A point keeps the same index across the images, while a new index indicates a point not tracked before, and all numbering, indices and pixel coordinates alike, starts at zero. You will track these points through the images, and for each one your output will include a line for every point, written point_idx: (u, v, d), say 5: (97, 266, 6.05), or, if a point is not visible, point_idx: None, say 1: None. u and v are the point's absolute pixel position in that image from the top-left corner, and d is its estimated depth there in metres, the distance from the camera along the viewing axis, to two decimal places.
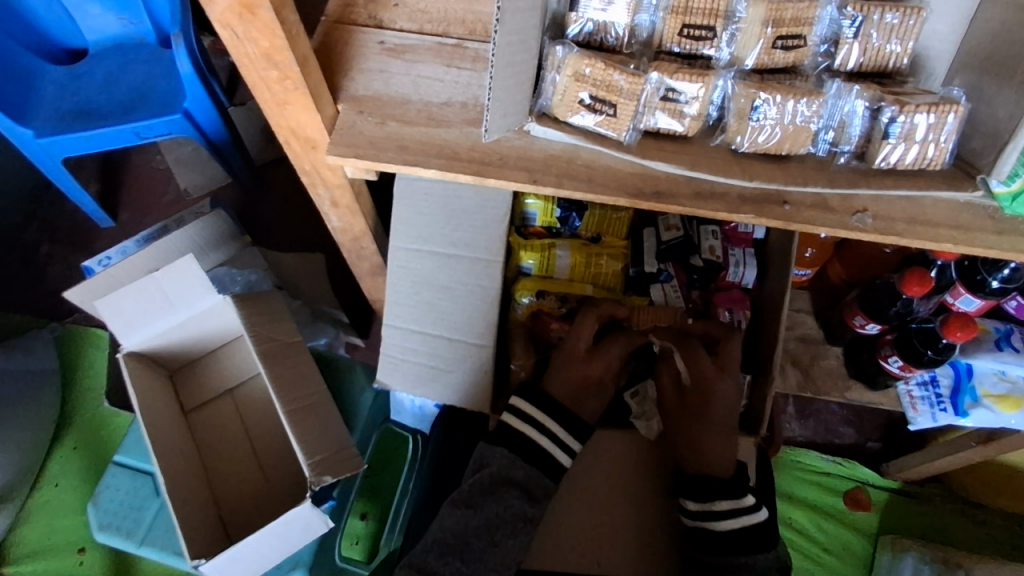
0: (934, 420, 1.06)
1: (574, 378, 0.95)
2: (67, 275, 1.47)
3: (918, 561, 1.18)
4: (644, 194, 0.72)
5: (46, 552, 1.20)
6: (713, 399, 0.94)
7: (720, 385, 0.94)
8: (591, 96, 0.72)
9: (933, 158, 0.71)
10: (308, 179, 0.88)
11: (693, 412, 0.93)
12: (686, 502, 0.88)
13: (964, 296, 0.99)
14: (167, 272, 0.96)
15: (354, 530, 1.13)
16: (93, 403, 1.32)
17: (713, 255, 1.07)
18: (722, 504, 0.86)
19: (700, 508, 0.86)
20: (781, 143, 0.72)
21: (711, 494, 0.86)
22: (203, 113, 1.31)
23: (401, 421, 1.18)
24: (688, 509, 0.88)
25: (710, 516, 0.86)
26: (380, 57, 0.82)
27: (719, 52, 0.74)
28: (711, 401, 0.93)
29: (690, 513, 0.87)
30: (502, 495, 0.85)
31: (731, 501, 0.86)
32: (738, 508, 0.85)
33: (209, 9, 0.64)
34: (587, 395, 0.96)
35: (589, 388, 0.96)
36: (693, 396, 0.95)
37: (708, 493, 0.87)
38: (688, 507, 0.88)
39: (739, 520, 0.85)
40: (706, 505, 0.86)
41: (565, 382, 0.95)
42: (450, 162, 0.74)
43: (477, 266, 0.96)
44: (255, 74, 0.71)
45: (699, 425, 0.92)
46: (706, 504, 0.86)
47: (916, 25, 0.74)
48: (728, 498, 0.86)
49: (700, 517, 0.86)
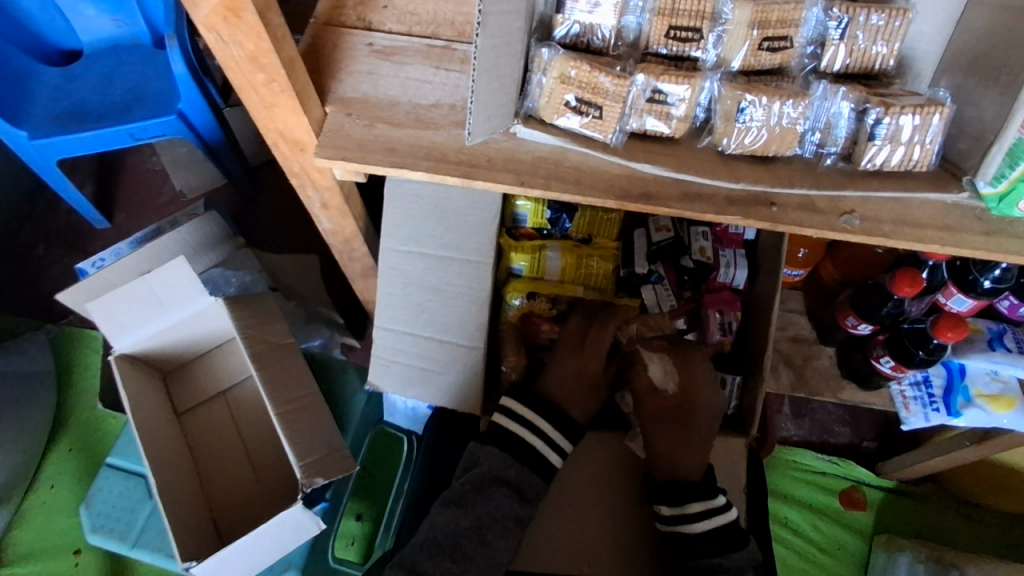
0: (926, 420, 1.06)
1: (574, 377, 0.97)
2: (62, 276, 1.47)
3: (912, 560, 1.19)
4: (632, 195, 0.72)
5: (41, 553, 1.20)
6: (698, 408, 0.97)
7: (705, 398, 0.98)
8: (577, 98, 0.72)
9: (920, 159, 0.71)
10: (297, 181, 0.88)
11: (671, 416, 0.96)
12: (660, 508, 0.88)
13: (956, 296, 0.99)
14: (158, 274, 0.96)
15: (350, 530, 1.13)
16: (89, 405, 1.32)
17: (704, 256, 1.07)
18: (696, 507, 0.86)
19: (674, 513, 0.86)
20: (768, 145, 0.72)
21: (685, 498, 0.86)
22: (197, 114, 1.32)
23: (395, 422, 1.19)
24: (662, 515, 0.88)
25: (684, 520, 0.86)
26: (369, 59, 0.82)
27: (705, 53, 0.74)
28: (696, 411, 0.97)
29: (665, 519, 0.87)
30: (492, 495, 0.86)
31: (704, 503, 0.86)
32: (712, 509, 0.86)
33: (194, 12, 0.64)
34: (584, 396, 0.97)
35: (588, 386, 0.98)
36: (674, 402, 0.97)
37: (681, 497, 0.87)
38: (662, 513, 0.88)
39: (713, 520, 0.85)
40: (681, 509, 0.86)
41: (567, 380, 0.97)
42: (438, 163, 0.74)
43: (467, 268, 0.96)
44: (242, 76, 0.71)
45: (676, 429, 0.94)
46: (680, 509, 0.86)
47: (902, 27, 0.74)
48: (701, 500, 0.86)
49: (675, 522, 0.86)
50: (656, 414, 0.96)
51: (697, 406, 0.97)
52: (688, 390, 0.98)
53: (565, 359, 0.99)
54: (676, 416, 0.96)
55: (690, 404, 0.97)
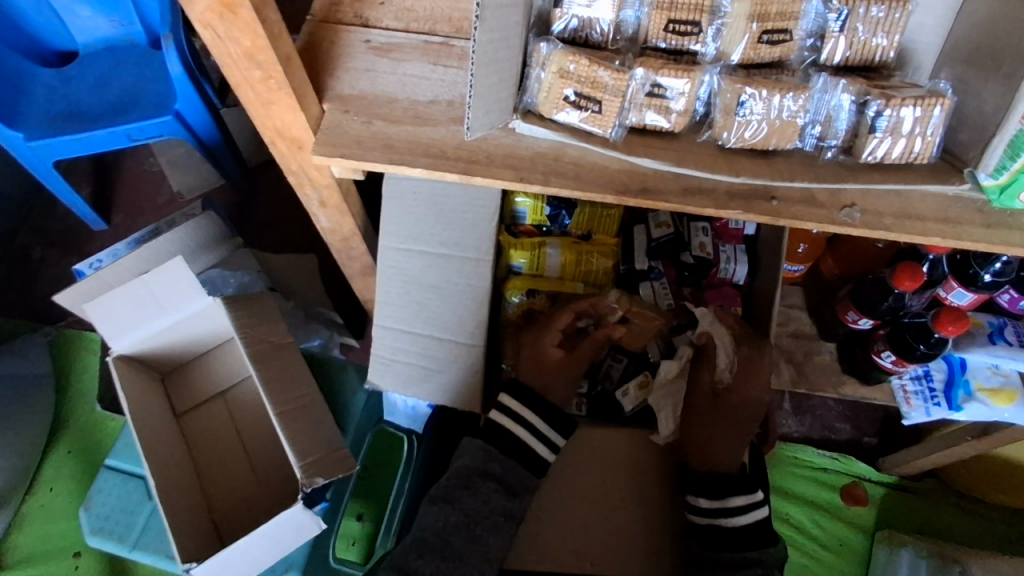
0: (927, 414, 1.06)
1: (532, 354, 0.96)
2: (60, 278, 1.47)
3: (914, 556, 1.20)
4: (632, 190, 0.72)
5: (41, 557, 1.19)
6: (742, 403, 0.93)
7: (755, 391, 0.93)
8: (576, 92, 0.71)
9: (921, 151, 0.71)
10: (295, 180, 0.87)
11: (725, 421, 0.92)
12: (698, 500, 0.87)
13: (956, 291, 0.98)
14: (154, 274, 0.95)
15: (351, 531, 1.11)
16: (88, 407, 1.32)
17: (704, 252, 1.07)
18: (737, 501, 0.87)
19: (715, 506, 0.86)
20: (769, 138, 0.72)
21: (726, 491, 0.87)
22: (194, 114, 1.31)
23: (395, 422, 1.18)
24: (701, 506, 0.87)
25: (725, 513, 0.86)
26: (367, 56, 0.81)
27: (705, 47, 0.74)
28: (745, 404, 0.93)
29: (703, 510, 0.87)
30: (478, 489, 0.86)
31: (745, 497, 0.87)
32: (752, 504, 0.87)
33: (189, 8, 0.63)
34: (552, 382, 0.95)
35: (553, 373, 0.95)
36: (727, 399, 0.93)
37: (722, 490, 0.87)
38: (700, 505, 0.87)
39: (750, 515, 0.87)
40: (722, 502, 0.86)
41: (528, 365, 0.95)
42: (436, 160, 0.73)
43: (466, 265, 0.96)
44: (238, 73, 0.71)
45: (722, 427, 0.92)
46: (721, 501, 0.86)
47: (902, 19, 0.73)
48: (743, 494, 0.87)
49: (713, 514, 0.86)
50: (706, 409, 0.94)
51: (746, 399, 0.93)
52: (740, 382, 0.93)
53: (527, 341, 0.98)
54: (723, 416, 0.92)
55: (741, 399, 0.93)
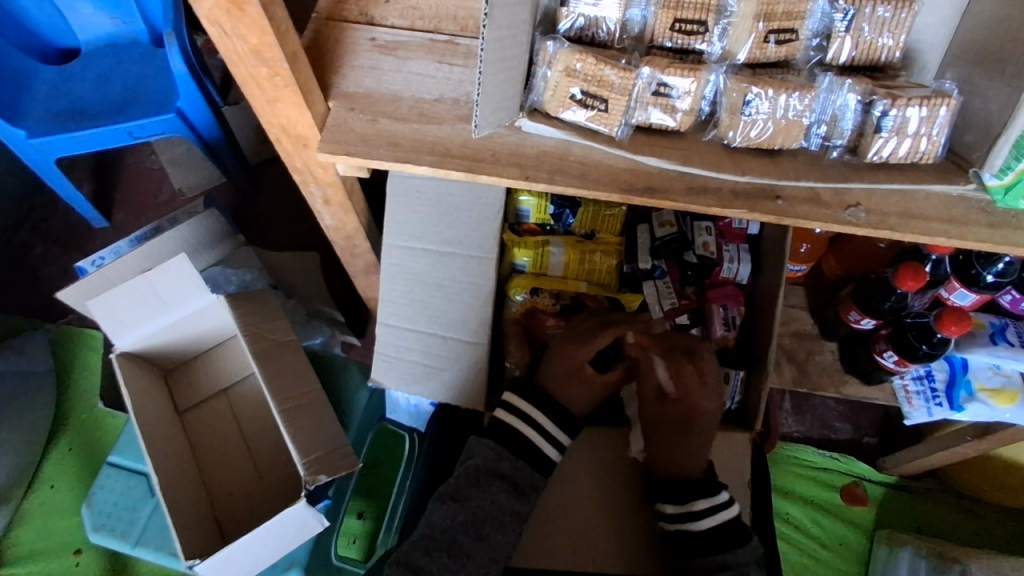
0: (928, 414, 1.07)
1: (564, 367, 0.94)
2: (61, 276, 1.47)
3: (914, 555, 1.19)
4: (637, 188, 0.72)
5: (42, 553, 1.19)
6: (696, 415, 0.92)
7: (702, 400, 0.92)
8: (582, 91, 0.72)
9: (926, 151, 0.71)
10: (299, 178, 0.87)
11: (672, 423, 0.92)
12: (663, 506, 0.89)
13: (958, 291, 0.98)
14: (159, 272, 0.95)
15: (352, 529, 1.13)
16: (89, 405, 1.32)
17: (707, 251, 1.08)
18: (700, 504, 0.86)
19: (678, 511, 0.87)
20: (773, 138, 0.72)
21: (689, 496, 0.87)
22: (196, 111, 1.31)
23: (397, 420, 1.17)
24: (667, 513, 0.88)
25: (688, 517, 0.86)
26: (372, 54, 0.81)
27: (711, 46, 0.74)
28: (696, 414, 0.92)
29: (669, 517, 0.88)
30: (487, 488, 0.86)
31: (709, 499, 0.87)
32: (715, 506, 0.86)
33: (196, 5, 0.63)
34: (577, 392, 0.94)
35: (579, 383, 0.94)
36: (677, 408, 0.92)
37: (685, 495, 0.87)
38: (666, 511, 0.88)
39: (715, 517, 0.85)
40: (685, 507, 0.87)
41: (554, 372, 0.94)
42: (441, 158, 0.74)
43: (471, 263, 0.96)
44: (244, 70, 0.71)
45: (676, 434, 0.91)
46: (684, 506, 0.87)
47: (908, 18, 0.73)
48: (706, 496, 0.87)
49: (678, 520, 0.87)
50: (659, 418, 0.93)
51: (698, 409, 0.92)
52: (685, 392, 0.92)
53: (560, 354, 0.95)
54: (676, 424, 0.92)
55: (691, 409, 0.92)
